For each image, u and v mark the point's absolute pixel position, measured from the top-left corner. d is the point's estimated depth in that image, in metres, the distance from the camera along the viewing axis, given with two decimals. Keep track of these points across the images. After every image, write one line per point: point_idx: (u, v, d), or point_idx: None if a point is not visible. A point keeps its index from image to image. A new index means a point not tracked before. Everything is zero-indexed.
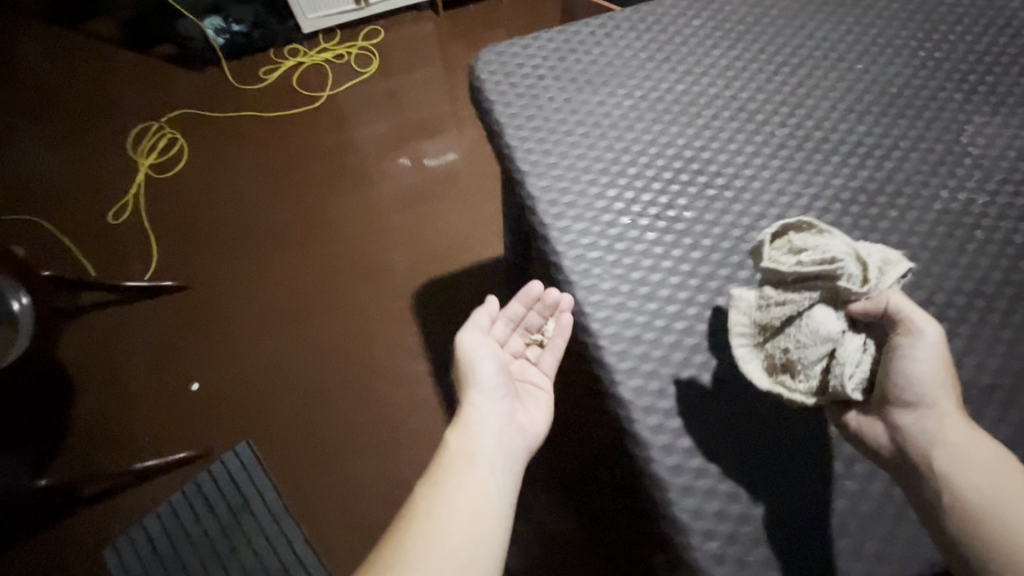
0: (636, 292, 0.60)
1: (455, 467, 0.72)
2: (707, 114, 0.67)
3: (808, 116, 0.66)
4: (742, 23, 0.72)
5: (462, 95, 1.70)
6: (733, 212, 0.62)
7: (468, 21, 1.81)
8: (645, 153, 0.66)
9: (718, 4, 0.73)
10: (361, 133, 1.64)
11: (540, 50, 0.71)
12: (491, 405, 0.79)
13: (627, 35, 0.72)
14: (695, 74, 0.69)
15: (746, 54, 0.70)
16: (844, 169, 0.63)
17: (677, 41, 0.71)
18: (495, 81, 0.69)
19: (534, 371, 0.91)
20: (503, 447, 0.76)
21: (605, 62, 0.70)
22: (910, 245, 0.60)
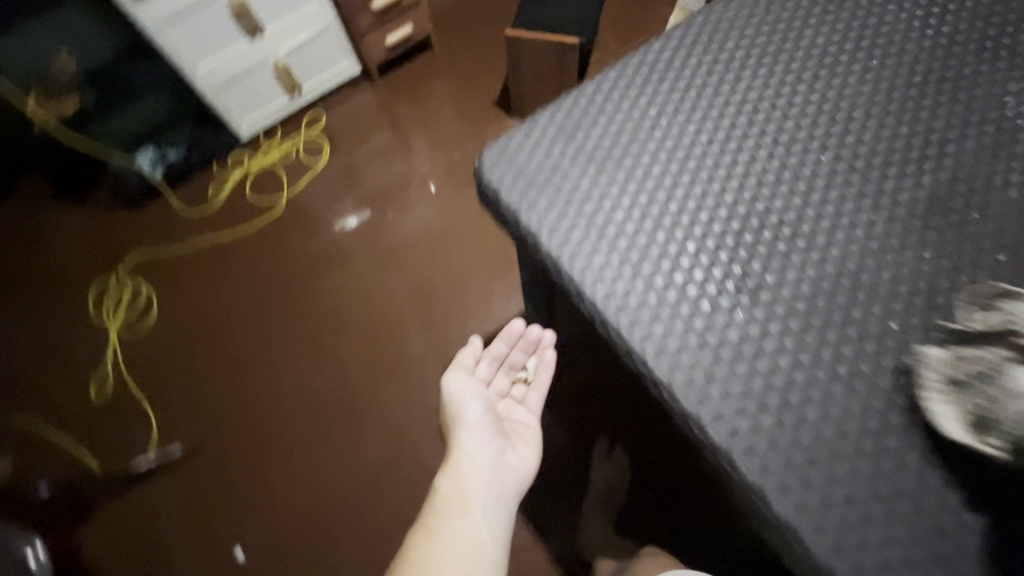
0: (747, 386, 0.52)
1: (448, 506, 0.78)
2: (747, 158, 0.60)
3: (847, 129, 0.61)
4: (741, 48, 0.66)
5: (422, 156, 1.63)
6: (814, 263, 0.55)
7: (406, 80, 1.74)
8: (699, 221, 0.58)
9: (707, 33, 0.68)
10: (329, 225, 1.55)
11: (542, 135, 0.64)
12: (479, 446, 0.86)
13: (628, 92, 0.65)
14: (717, 117, 0.63)
15: (758, 79, 0.64)
16: (905, 181, 0.58)
17: (681, 86, 0.65)
18: (507, 185, 0.62)
19: (519, 410, 0.97)
20: (493, 487, 0.83)
21: (617, 129, 0.63)
22: (1006, 244, 0.55)
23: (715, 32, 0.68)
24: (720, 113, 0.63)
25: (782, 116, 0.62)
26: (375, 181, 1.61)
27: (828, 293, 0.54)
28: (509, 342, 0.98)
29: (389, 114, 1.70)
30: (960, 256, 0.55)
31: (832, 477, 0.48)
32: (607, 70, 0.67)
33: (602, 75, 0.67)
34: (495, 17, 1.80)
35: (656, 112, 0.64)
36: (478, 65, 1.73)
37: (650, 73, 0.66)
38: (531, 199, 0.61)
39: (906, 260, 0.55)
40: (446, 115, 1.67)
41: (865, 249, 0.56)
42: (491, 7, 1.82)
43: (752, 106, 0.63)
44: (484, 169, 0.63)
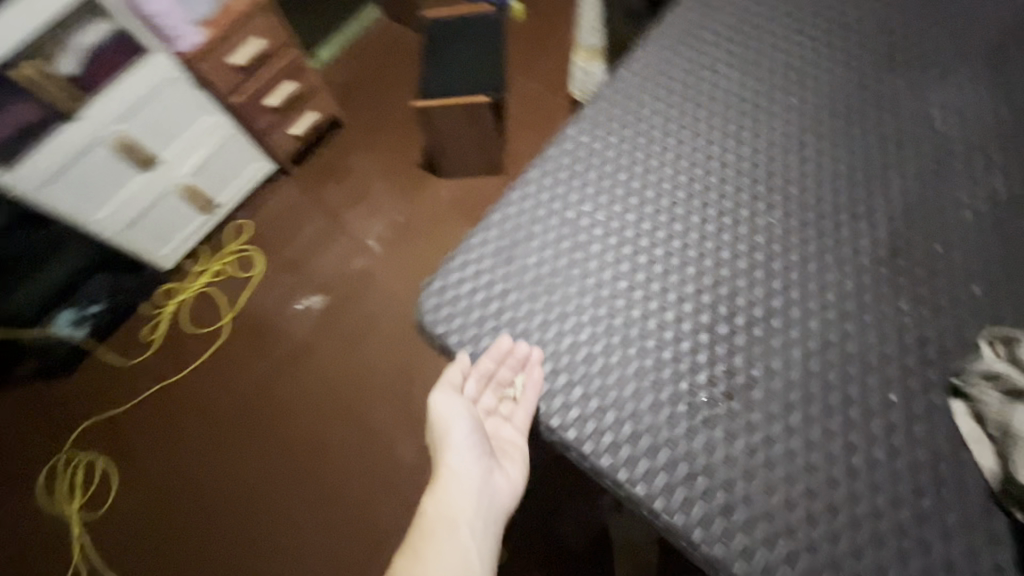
0: (766, 503, 0.48)
1: (423, 535, 0.57)
2: (695, 240, 0.58)
3: (784, 188, 0.60)
4: (659, 122, 0.65)
5: (362, 241, 1.54)
6: (800, 343, 0.53)
7: (325, 163, 1.67)
8: (668, 322, 0.55)
9: (624, 112, 0.66)
10: (281, 334, 1.47)
11: (479, 259, 0.60)
12: (465, 469, 0.59)
13: (558, 190, 0.62)
14: (653, 201, 0.61)
15: (683, 153, 0.63)
16: (854, 230, 0.57)
17: (610, 172, 0.63)
18: (449, 325, 0.58)
19: (506, 429, 0.60)
20: (476, 520, 0.58)
21: (553, 236, 0.60)
22: (965, 275, 0.55)
23: (629, 106, 0.67)
24: (655, 195, 0.61)
25: (715, 185, 0.61)
26: (313, 274, 1.52)
27: (819, 372, 0.52)
28: (493, 354, 0.56)
29: (316, 201, 1.62)
30: (931, 292, 0.54)
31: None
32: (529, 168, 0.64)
33: (525, 175, 0.64)
34: (400, 75, 1.73)
35: (591, 206, 0.61)
36: (395, 129, 1.67)
37: (575, 161, 0.64)
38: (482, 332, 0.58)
39: (878, 312, 0.54)
40: (375, 188, 1.61)
41: (840, 310, 0.54)
42: (393, 65, 1.74)
43: (683, 181, 0.62)
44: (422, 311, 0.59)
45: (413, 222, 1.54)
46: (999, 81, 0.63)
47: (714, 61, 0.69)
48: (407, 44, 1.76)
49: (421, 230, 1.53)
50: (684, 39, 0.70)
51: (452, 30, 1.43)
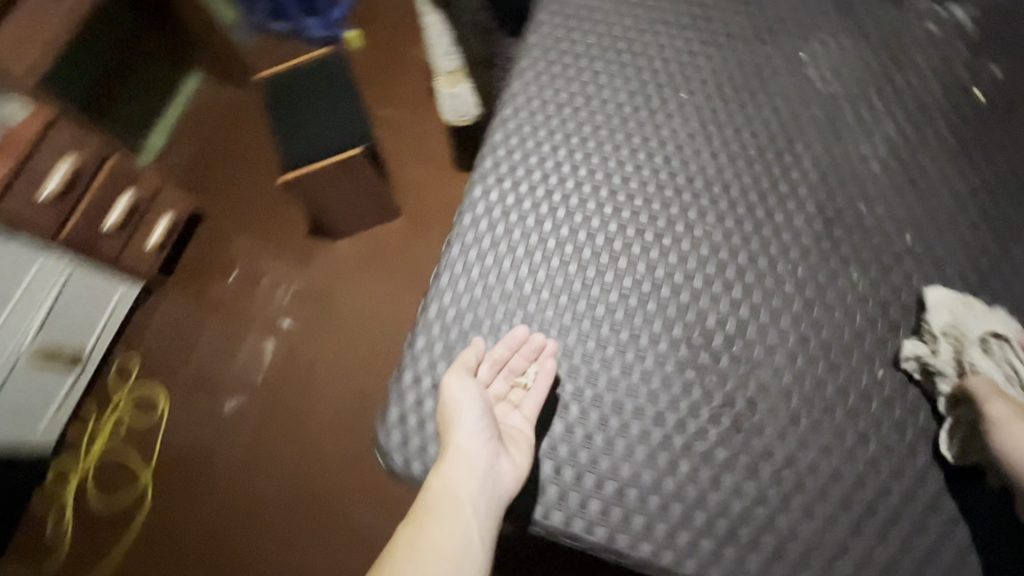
0: (780, 510, 0.52)
1: (422, 515, 0.50)
2: (643, 273, 0.57)
3: (710, 191, 0.59)
4: (568, 154, 0.61)
5: (269, 333, 1.39)
6: (776, 347, 0.55)
7: (200, 260, 1.49)
8: (649, 370, 0.55)
9: (530, 155, 0.61)
10: (213, 462, 1.30)
11: (435, 369, 0.57)
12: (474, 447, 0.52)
13: (491, 266, 0.59)
14: (589, 245, 0.59)
15: (603, 183, 0.60)
16: (786, 217, 0.58)
17: (545, 229, 0.59)
18: (427, 454, 0.55)
19: (514, 415, 0.55)
20: (482, 504, 0.50)
21: (504, 321, 0.58)
22: (887, 233, 0.58)
23: (529, 137, 0.62)
24: (588, 236, 0.59)
25: (643, 206, 0.59)
26: (231, 386, 1.36)
27: (795, 370, 0.55)
28: (510, 343, 0.56)
29: (207, 306, 1.45)
30: (870, 254, 0.57)
31: (876, 544, 0.52)
32: (449, 248, 0.59)
33: (448, 258, 0.59)
34: (253, 141, 1.55)
35: (530, 271, 0.58)
36: (268, 201, 1.51)
37: (496, 224, 0.59)
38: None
39: (828, 289, 0.57)
40: (269, 272, 1.46)
41: (794, 300, 0.56)
42: (241, 133, 1.56)
43: (610, 212, 0.59)
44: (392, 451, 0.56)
45: (322, 294, 1.41)
46: (865, 24, 0.65)
47: (598, 64, 0.65)
48: (249, 105, 1.58)
49: (334, 300, 1.41)
50: (561, 45, 0.66)
51: (296, 80, 1.26)
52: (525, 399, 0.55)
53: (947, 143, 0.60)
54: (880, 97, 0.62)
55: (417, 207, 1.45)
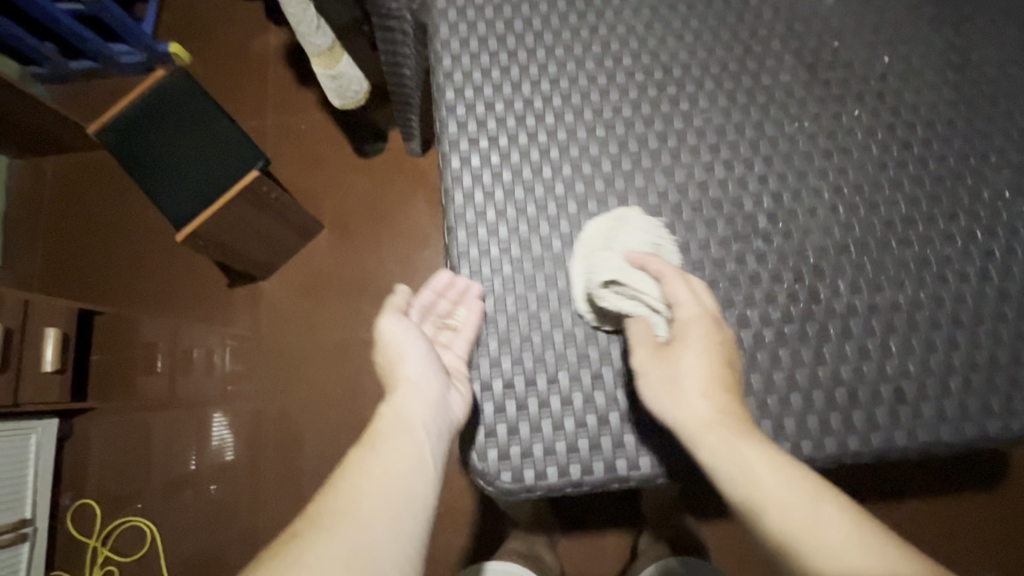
0: (924, 363, 0.46)
1: (370, 442, 0.45)
2: (666, 182, 0.52)
3: (692, 77, 0.54)
4: (534, 89, 0.54)
5: (232, 405, 1.24)
6: (834, 201, 0.50)
7: (118, 361, 1.28)
8: (733, 272, 0.49)
9: (493, 107, 0.54)
10: (228, 554, 1.17)
11: (502, 367, 0.49)
12: (421, 377, 0.47)
13: (509, 236, 0.51)
14: (599, 174, 0.52)
15: (583, 107, 0.54)
16: (776, 76, 0.54)
17: (549, 173, 0.52)
18: (537, 458, 0.47)
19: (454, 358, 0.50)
20: (435, 434, 0.45)
21: (550, 288, 0.50)
22: (883, 52, 0.54)
23: (484, 84, 0.54)
24: (594, 165, 0.52)
25: (633, 115, 0.53)
26: (216, 474, 1.21)
27: (863, 217, 0.50)
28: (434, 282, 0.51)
29: (148, 405, 1.26)
30: (861, 84, 0.53)
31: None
32: (454, 236, 0.51)
33: (458, 246, 0.51)
34: (116, 204, 1.34)
35: (553, 225, 0.51)
36: (164, 266, 1.31)
37: (493, 191, 0.52)
38: (554, 434, 0.47)
39: (853, 127, 0.52)
40: (200, 341, 1.27)
41: (825, 150, 0.52)
42: (97, 201, 1.34)
43: (604, 132, 0.53)
44: (496, 472, 0.47)
45: (273, 342, 1.26)
46: None
47: None
48: (93, 167, 1.35)
49: (291, 343, 1.26)
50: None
51: (144, 113, 1.03)
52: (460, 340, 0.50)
53: None
54: None
55: (339, 213, 1.31)
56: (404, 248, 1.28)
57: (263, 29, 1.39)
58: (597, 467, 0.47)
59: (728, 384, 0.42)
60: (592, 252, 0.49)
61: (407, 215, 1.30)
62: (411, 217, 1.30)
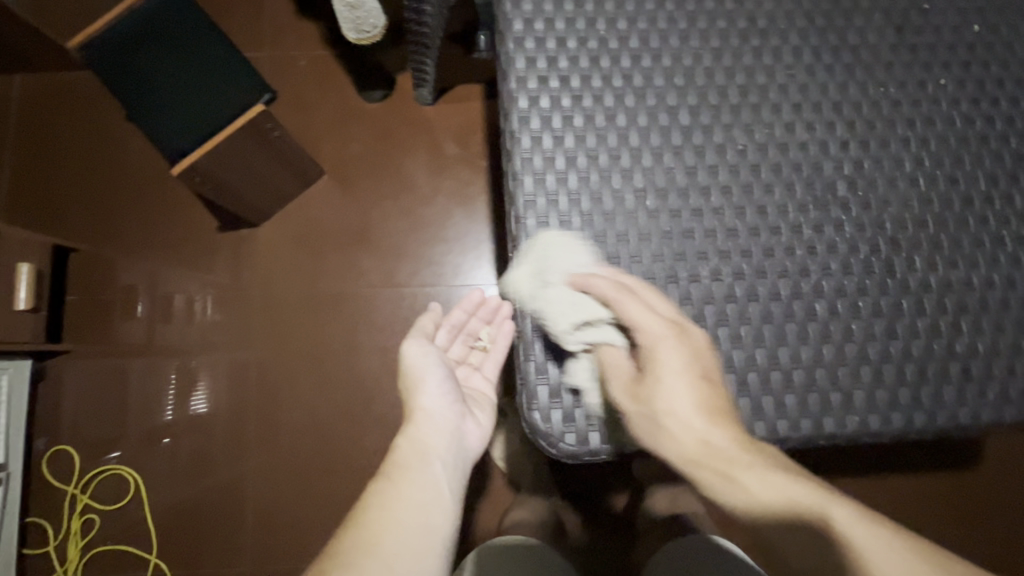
0: (983, 341, 0.47)
1: (393, 472, 0.57)
2: (745, 140, 0.49)
3: (777, 29, 0.51)
4: (610, 27, 0.51)
5: (220, 359, 1.18)
6: (913, 174, 0.49)
7: (94, 301, 1.20)
8: (806, 241, 0.49)
9: (567, 45, 0.50)
10: (212, 507, 1.14)
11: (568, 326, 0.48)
12: (445, 412, 0.64)
13: (579, 186, 0.49)
14: (677, 127, 0.50)
15: (664, 52, 0.50)
16: (863, 36, 0.51)
17: (625, 122, 0.50)
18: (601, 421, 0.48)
19: (477, 376, 0.74)
20: (448, 458, 0.60)
21: (620, 245, 0.49)
22: (974, 22, 0.51)
23: (557, 18, 0.50)
24: (672, 117, 0.50)
25: (715, 64, 0.50)
26: (201, 427, 1.17)
27: (941, 192, 0.49)
28: (467, 308, 0.77)
29: (127, 354, 1.19)
30: (949, 52, 0.51)
31: None
32: (520, 182, 0.49)
33: (525, 194, 0.49)
34: (94, 133, 1.22)
35: (627, 178, 0.49)
36: (151, 205, 1.21)
37: (564, 136, 0.49)
38: None
39: (938, 96, 0.50)
40: (182, 288, 1.20)
41: (907, 119, 0.50)
42: (70, 127, 1.22)
43: (684, 82, 0.50)
44: (559, 434, 0.48)
45: (265, 294, 1.20)
46: None
47: None
48: (68, 88, 1.23)
49: (286, 297, 1.20)
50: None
51: (126, 36, 0.92)
52: (485, 361, 0.75)
53: None
54: None
55: (342, 160, 1.23)
56: (409, 202, 1.22)
57: None
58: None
59: (705, 392, 0.45)
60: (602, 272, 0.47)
61: (411, 166, 1.23)
62: (421, 168, 1.23)
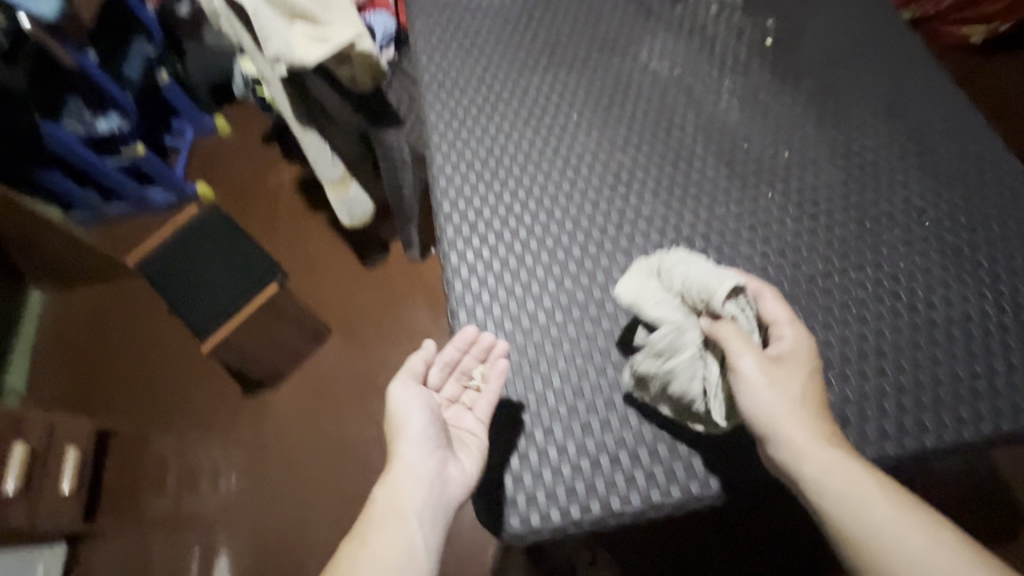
0: (861, 390, 0.55)
1: (363, 535, 0.52)
2: (625, 260, 0.64)
3: (635, 178, 0.68)
4: (512, 196, 0.68)
5: (236, 520, 1.24)
6: (766, 264, 0.62)
7: (125, 479, 1.31)
8: None
9: (483, 213, 0.67)
10: None
11: (504, 425, 0.59)
12: (423, 461, 0.55)
13: (501, 313, 0.63)
14: (571, 258, 0.64)
15: (553, 207, 0.67)
16: (702, 173, 0.68)
17: (532, 261, 0.65)
18: (541, 503, 0.55)
19: (468, 417, 0.59)
20: (424, 517, 0.52)
21: (539, 354, 0.61)
22: (782, 151, 0.68)
23: (472, 196, 0.68)
24: (566, 251, 0.65)
25: (593, 210, 0.67)
26: None
27: (792, 275, 0.61)
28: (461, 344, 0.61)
29: (152, 528, 1.25)
30: (769, 173, 0.67)
31: (953, 378, 0.55)
32: (456, 317, 0.63)
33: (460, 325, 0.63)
34: (137, 328, 1.44)
35: (538, 302, 0.63)
36: (185, 380, 1.38)
37: (486, 278, 0.64)
38: (555, 480, 0.56)
39: (769, 205, 0.65)
40: (205, 458, 1.31)
41: (749, 225, 0.64)
42: (118, 326, 1.45)
43: (570, 226, 0.66)
44: (505, 518, 0.55)
45: (279, 449, 1.30)
46: (678, 29, 0.79)
47: (495, 114, 0.74)
48: (119, 294, 1.48)
49: (298, 448, 1.29)
50: (458, 112, 0.74)
51: (170, 248, 1.17)
52: (479, 401, 0.58)
53: (775, 85, 0.73)
54: (715, 71, 0.75)
55: (346, 318, 1.42)
56: (406, 346, 1.37)
57: (277, 168, 1.62)
58: (594, 506, 0.55)
59: (817, 385, 0.52)
60: (696, 263, 0.55)
61: (405, 314, 1.41)
62: (414, 314, 1.41)
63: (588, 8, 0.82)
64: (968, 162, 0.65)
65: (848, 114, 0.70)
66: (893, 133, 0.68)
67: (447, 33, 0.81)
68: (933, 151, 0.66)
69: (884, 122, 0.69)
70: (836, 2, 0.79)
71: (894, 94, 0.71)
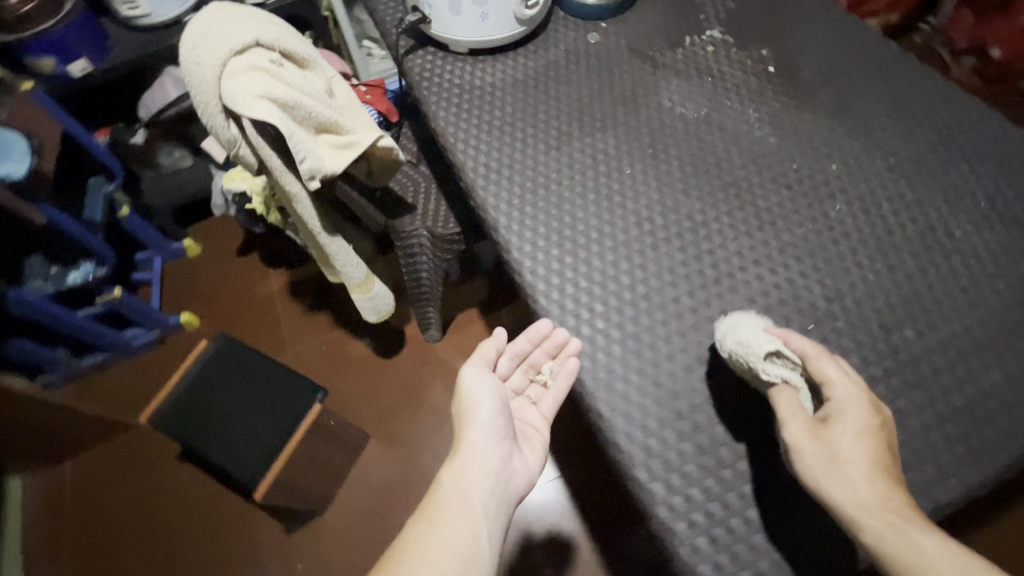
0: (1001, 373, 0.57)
1: (437, 504, 0.61)
2: (737, 297, 0.64)
3: (712, 217, 0.70)
4: (602, 260, 0.67)
5: None
6: (867, 272, 0.64)
7: None
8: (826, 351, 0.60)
9: (580, 284, 0.66)
10: None
11: (693, 499, 0.53)
12: (491, 445, 0.64)
13: (640, 378, 0.59)
14: (685, 307, 0.63)
15: (646, 262, 0.67)
16: (770, 199, 0.70)
17: (649, 319, 0.63)
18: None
19: (532, 412, 0.73)
20: (490, 502, 0.61)
21: (696, 412, 0.57)
22: (830, 164, 0.73)
23: (562, 269, 0.67)
24: (677, 302, 0.64)
25: (685, 256, 0.67)
26: None
27: (894, 277, 0.63)
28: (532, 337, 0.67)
29: None
30: (828, 187, 0.70)
31: None
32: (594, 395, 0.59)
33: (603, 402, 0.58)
34: (148, 487, 1.29)
35: (672, 359, 0.60)
36: (216, 528, 1.24)
37: (610, 348, 0.61)
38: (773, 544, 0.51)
39: (842, 216, 0.68)
40: None
41: (834, 238, 0.66)
42: (124, 491, 1.29)
43: (670, 277, 0.65)
44: None
45: None
46: (688, 72, 0.84)
47: (551, 186, 0.74)
48: (118, 456, 1.32)
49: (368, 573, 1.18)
50: (513, 190, 0.74)
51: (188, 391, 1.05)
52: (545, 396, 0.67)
53: (796, 107, 0.79)
54: (738, 104, 0.80)
55: (380, 417, 1.33)
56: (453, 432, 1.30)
57: (265, 278, 1.53)
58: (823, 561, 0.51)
59: (879, 449, 0.50)
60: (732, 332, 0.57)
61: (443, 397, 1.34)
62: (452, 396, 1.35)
63: (598, 68, 0.86)
64: (994, 140, 0.72)
65: (871, 120, 0.76)
66: (917, 129, 0.74)
67: (472, 117, 0.82)
68: (958, 137, 0.73)
69: (905, 121, 0.75)
70: (815, 21, 0.87)
71: (902, 94, 0.78)
